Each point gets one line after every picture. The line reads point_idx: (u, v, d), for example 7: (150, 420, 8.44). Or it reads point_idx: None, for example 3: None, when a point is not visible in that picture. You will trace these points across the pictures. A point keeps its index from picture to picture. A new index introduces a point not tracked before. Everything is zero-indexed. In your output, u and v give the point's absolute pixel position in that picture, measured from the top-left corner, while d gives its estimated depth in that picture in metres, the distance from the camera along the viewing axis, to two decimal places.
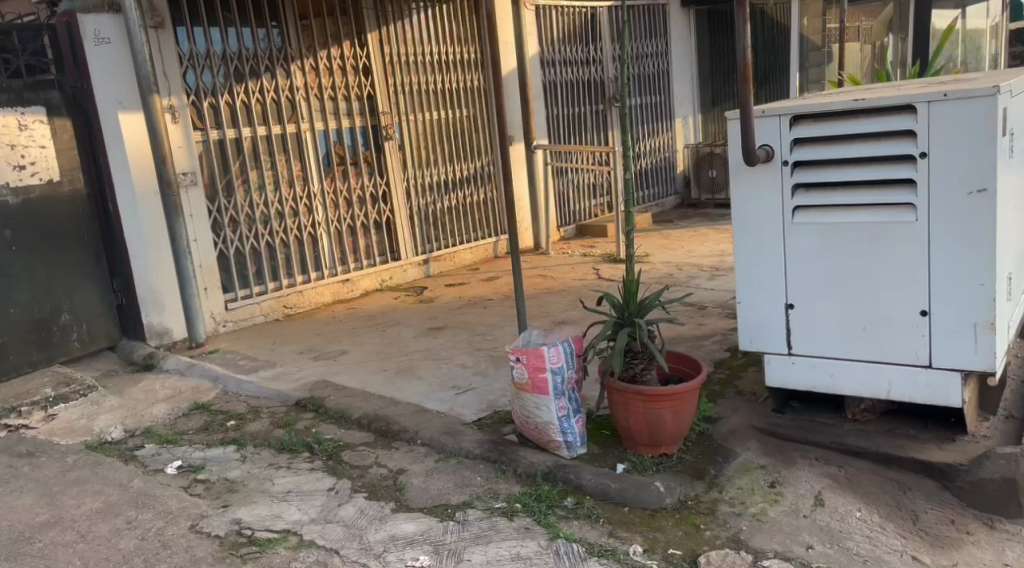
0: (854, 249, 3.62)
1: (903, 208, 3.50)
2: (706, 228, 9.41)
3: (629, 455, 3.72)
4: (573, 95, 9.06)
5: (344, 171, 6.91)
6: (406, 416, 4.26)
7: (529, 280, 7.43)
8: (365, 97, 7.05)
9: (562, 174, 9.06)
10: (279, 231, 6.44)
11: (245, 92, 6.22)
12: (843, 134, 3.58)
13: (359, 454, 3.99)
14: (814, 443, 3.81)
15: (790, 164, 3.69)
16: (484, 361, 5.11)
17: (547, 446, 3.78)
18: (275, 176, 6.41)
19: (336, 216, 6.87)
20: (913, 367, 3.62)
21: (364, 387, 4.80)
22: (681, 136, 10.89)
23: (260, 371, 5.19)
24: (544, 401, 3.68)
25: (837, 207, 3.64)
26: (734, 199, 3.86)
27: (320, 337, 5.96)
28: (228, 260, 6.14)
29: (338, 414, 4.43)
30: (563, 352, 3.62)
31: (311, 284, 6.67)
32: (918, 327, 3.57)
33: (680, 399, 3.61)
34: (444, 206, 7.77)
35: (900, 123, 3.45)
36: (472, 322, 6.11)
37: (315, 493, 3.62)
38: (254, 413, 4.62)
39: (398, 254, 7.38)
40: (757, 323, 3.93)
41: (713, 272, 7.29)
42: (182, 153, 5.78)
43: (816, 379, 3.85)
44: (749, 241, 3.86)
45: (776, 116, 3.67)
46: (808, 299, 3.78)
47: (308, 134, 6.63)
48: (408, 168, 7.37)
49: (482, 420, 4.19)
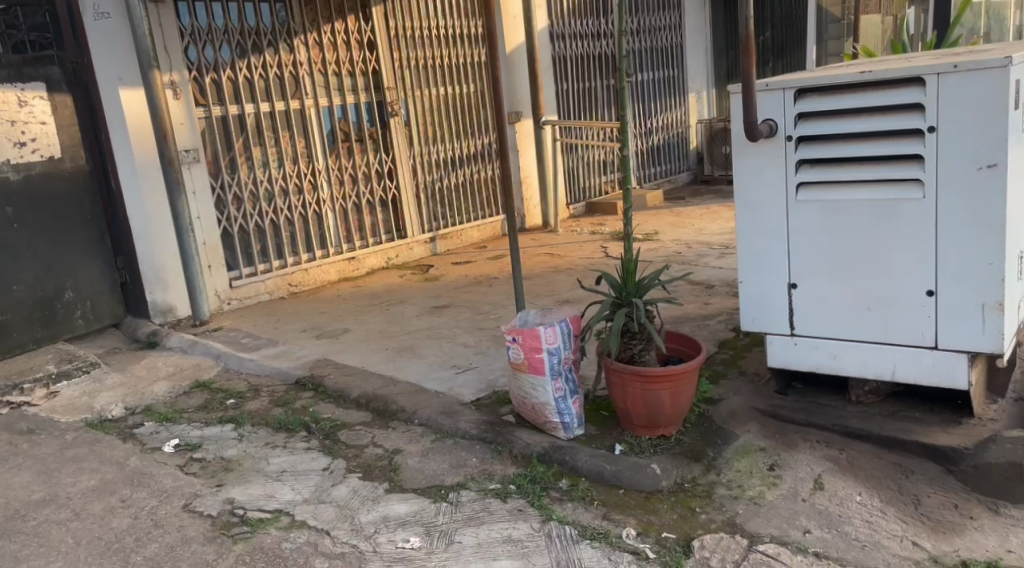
0: (859, 226, 3.53)
1: (910, 185, 3.40)
2: (719, 205, 9.30)
3: (626, 437, 3.69)
4: (583, 70, 8.95)
5: (349, 148, 6.87)
6: (404, 395, 4.23)
7: (536, 258, 7.39)
8: (370, 72, 6.98)
9: (572, 151, 8.97)
10: (283, 208, 6.42)
11: (247, 67, 6.16)
12: (850, 108, 3.47)
13: (356, 434, 3.96)
14: (816, 425, 3.73)
15: (794, 139, 3.60)
16: (486, 341, 5.08)
17: (544, 427, 3.75)
18: (280, 153, 6.37)
19: (341, 193, 6.82)
20: (918, 348, 3.53)
21: (365, 366, 4.78)
22: (695, 112, 10.76)
23: (262, 349, 5.18)
24: (540, 382, 3.65)
25: (843, 183, 3.54)
26: (736, 175, 3.77)
27: (323, 315, 5.94)
28: (232, 237, 6.12)
29: (336, 394, 4.40)
30: (559, 332, 3.59)
31: (316, 262, 6.66)
32: (924, 307, 3.48)
33: (677, 379, 3.56)
34: (451, 183, 7.72)
35: (908, 96, 3.34)
36: (476, 301, 6.08)
37: (309, 473, 3.60)
38: (254, 392, 4.61)
39: (404, 231, 7.34)
40: (759, 302, 3.86)
41: (723, 250, 7.20)
42: (184, 130, 5.73)
43: (820, 360, 3.77)
44: (751, 219, 3.78)
45: (780, 89, 3.57)
46: (811, 278, 3.70)
47: (311, 110, 6.57)
48: (414, 144, 7.31)
49: (480, 400, 4.16)
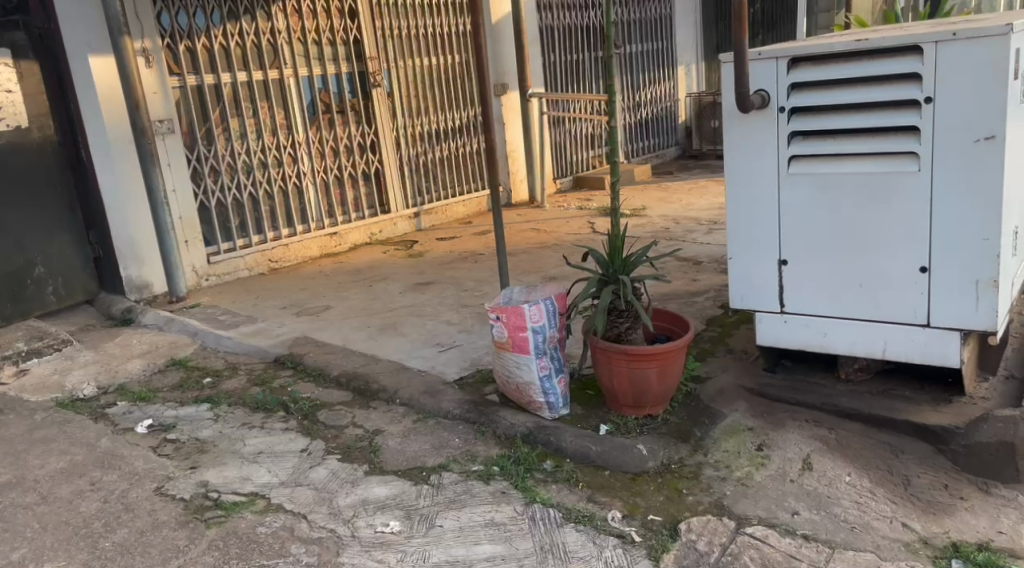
0: (851, 201, 3.44)
1: (904, 158, 3.30)
2: (707, 180, 9.22)
3: (612, 416, 3.61)
4: (570, 41, 8.80)
5: (330, 120, 6.71)
6: (386, 374, 4.13)
7: (522, 233, 7.28)
8: (351, 42, 6.80)
9: (559, 124, 8.84)
10: (262, 181, 6.27)
11: (223, 35, 5.98)
12: (844, 79, 3.37)
13: (336, 414, 3.86)
14: (805, 404, 3.64)
15: (786, 110, 3.49)
16: (471, 318, 4.99)
17: (528, 407, 3.69)
18: (258, 125, 6.23)
19: (323, 166, 6.68)
20: (910, 326, 3.45)
21: (346, 344, 4.67)
22: (684, 85, 10.65)
23: (240, 326, 5.06)
24: (525, 361, 3.58)
25: (836, 156, 3.44)
26: (726, 148, 3.67)
27: (305, 291, 5.83)
28: (209, 212, 5.98)
29: (316, 373, 4.30)
30: (544, 310, 3.53)
31: (297, 237, 6.53)
32: (917, 284, 3.39)
33: (665, 357, 3.49)
34: (436, 156, 7.58)
35: (903, 66, 3.23)
36: (461, 277, 5.98)
37: (286, 455, 3.50)
38: (231, 370, 4.50)
39: (388, 206, 7.22)
40: (748, 279, 3.77)
41: (711, 225, 7.11)
42: (157, 100, 5.56)
43: (810, 338, 3.69)
44: (741, 193, 3.68)
45: (773, 59, 3.46)
46: (802, 254, 3.61)
47: (291, 80, 6.41)
48: (398, 116, 7.16)
49: (463, 379, 4.08)
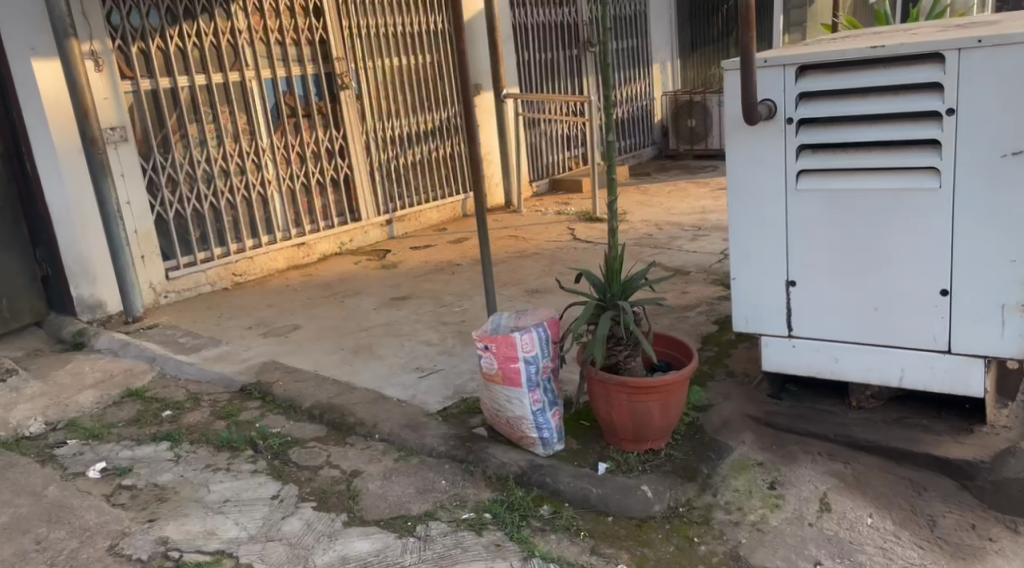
0: (866, 219, 3.20)
1: (924, 173, 3.07)
2: (686, 182, 8.97)
3: (611, 452, 3.34)
4: (544, 39, 8.51)
5: (296, 124, 6.35)
6: (363, 406, 3.82)
7: (499, 241, 6.98)
8: (317, 42, 6.44)
9: (534, 125, 8.55)
10: (224, 191, 5.91)
11: (180, 36, 5.60)
12: (858, 88, 3.12)
13: (309, 452, 3.54)
14: (816, 435, 3.40)
15: (795, 121, 3.24)
16: (451, 338, 4.69)
17: (520, 442, 3.40)
18: (219, 130, 5.86)
19: (289, 173, 6.33)
20: (929, 353, 3.22)
21: (318, 370, 4.34)
22: (659, 84, 10.40)
23: (202, 350, 4.70)
24: (516, 394, 3.29)
25: (848, 171, 3.20)
26: (729, 162, 3.41)
27: (271, 308, 5.47)
28: (167, 224, 5.60)
29: (287, 404, 3.97)
30: (537, 339, 3.25)
31: (263, 249, 6.18)
32: (937, 308, 3.16)
33: (668, 390, 3.22)
34: (408, 161, 7.25)
35: (923, 74, 2.99)
36: (438, 290, 5.66)
37: (255, 503, 3.17)
38: (193, 401, 4.14)
39: (359, 214, 6.88)
40: (753, 301, 3.52)
41: (695, 231, 6.87)
42: (108, 106, 5.18)
43: (820, 364, 3.45)
44: (745, 210, 3.42)
45: (780, 66, 3.20)
46: (811, 275, 3.36)
47: (254, 83, 6.05)
48: (367, 120, 6.82)
49: (447, 410, 3.78)
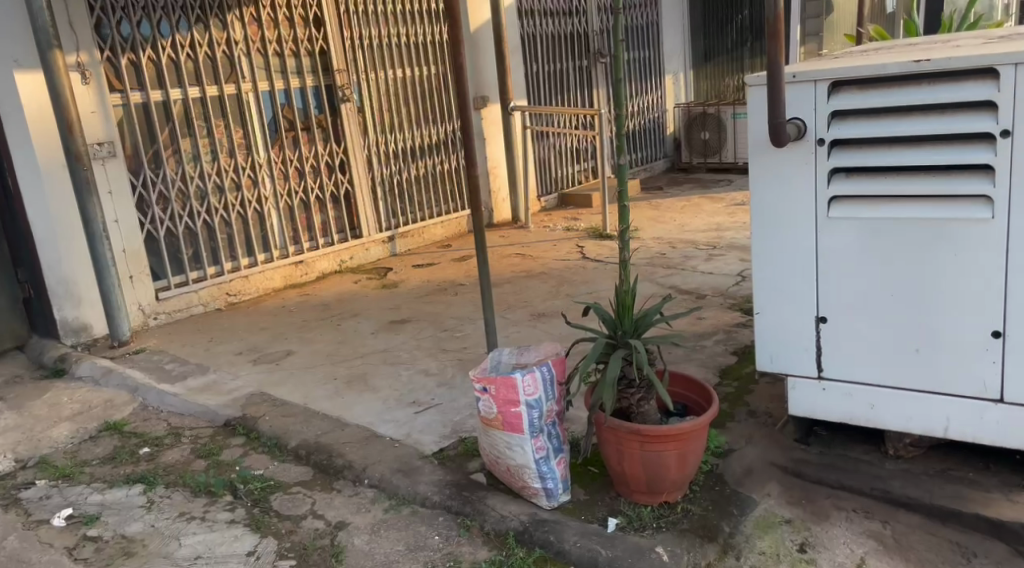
0: (907, 252, 2.90)
1: (975, 202, 2.77)
2: (699, 197, 8.66)
3: (623, 506, 3.05)
4: (553, 50, 8.23)
5: (294, 138, 6.09)
6: (353, 446, 3.53)
7: (505, 260, 6.70)
8: (317, 53, 6.18)
9: (543, 138, 8.27)
10: (218, 208, 5.65)
11: (172, 47, 5.35)
12: (898, 106, 2.84)
13: (292, 500, 3.25)
14: (849, 489, 3.12)
15: (827, 142, 2.95)
16: (451, 368, 4.40)
17: (522, 492, 3.10)
18: (213, 145, 5.60)
19: (286, 188, 6.07)
20: (978, 401, 2.91)
21: (308, 403, 4.06)
22: (672, 95, 10.11)
23: (187, 379, 4.41)
24: (517, 440, 3.00)
25: (888, 198, 2.91)
26: (754, 186, 3.12)
27: (264, 331, 5.20)
28: (158, 243, 5.35)
29: (272, 442, 3.68)
30: (540, 379, 2.95)
31: (258, 268, 5.91)
32: (988, 350, 2.86)
33: (685, 439, 2.92)
34: (411, 176, 6.97)
35: (974, 92, 2.71)
36: (440, 314, 5.38)
37: (229, 561, 2.89)
38: (173, 437, 3.85)
39: (359, 230, 6.61)
40: (779, 339, 3.23)
41: (711, 250, 6.57)
42: (95, 120, 4.92)
43: (853, 410, 3.15)
44: (772, 239, 3.14)
45: (811, 81, 2.92)
46: (844, 312, 3.07)
47: (250, 95, 5.80)
48: (368, 133, 6.55)
49: (444, 451, 3.48)
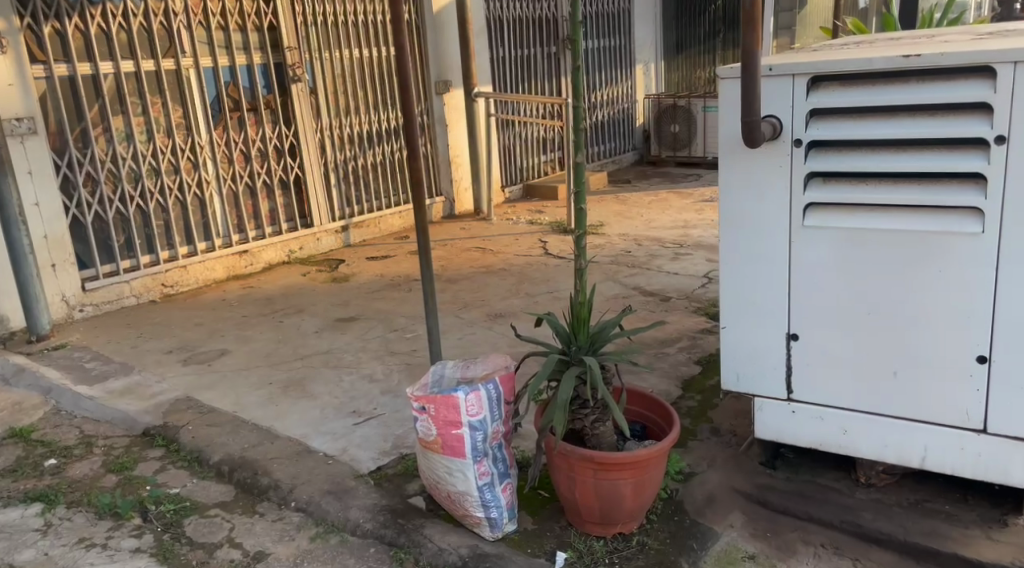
0: (888, 267, 2.64)
1: (964, 214, 2.52)
2: (667, 192, 8.41)
3: (574, 538, 2.77)
4: (520, 34, 7.90)
5: (240, 119, 5.73)
6: (281, 462, 3.22)
7: (464, 253, 6.39)
8: (266, 29, 5.80)
9: (508, 127, 7.95)
10: (153, 192, 5.27)
11: (103, 16, 4.94)
12: (882, 106, 2.58)
13: (207, 525, 2.94)
14: (818, 521, 2.87)
15: (804, 144, 2.68)
16: (397, 373, 4.09)
17: (463, 521, 2.80)
18: (148, 124, 5.22)
19: (230, 173, 5.70)
20: (959, 431, 2.67)
21: (238, 410, 3.73)
22: (642, 86, 9.83)
23: (108, 380, 4.05)
24: (458, 466, 2.70)
25: (868, 208, 2.65)
26: (724, 190, 2.85)
27: (200, 327, 4.85)
28: (85, 228, 4.96)
29: (192, 456, 3.35)
30: (485, 399, 2.66)
31: (198, 257, 5.54)
32: (971, 377, 2.62)
33: (643, 467, 2.64)
34: (367, 162, 6.61)
35: (966, 92, 2.45)
36: (390, 311, 5.06)
37: None
38: (85, 446, 3.51)
39: (310, 219, 6.25)
40: (747, 356, 2.97)
41: (678, 249, 6.32)
42: (14, 93, 4.51)
43: (824, 436, 2.90)
44: (742, 248, 2.87)
45: (789, 76, 2.65)
46: (817, 329, 2.81)
47: (191, 70, 5.41)
48: (321, 115, 6.18)
49: (381, 470, 3.18)
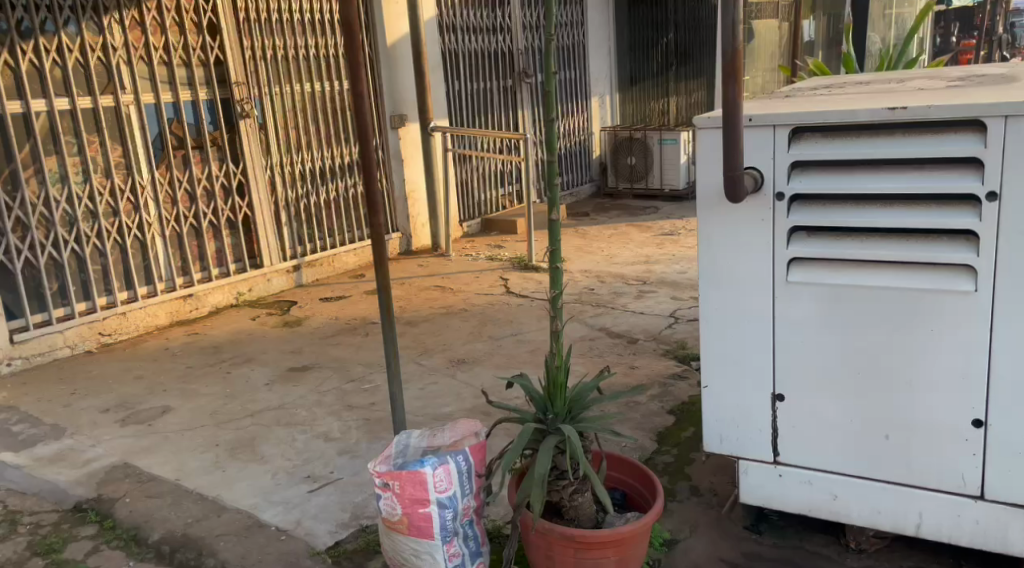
0: (878, 325, 2.49)
1: (956, 273, 2.38)
2: (627, 225, 8.28)
3: None
4: (476, 67, 7.74)
5: (183, 158, 5.44)
6: (228, 540, 2.94)
7: (422, 293, 6.15)
8: (211, 63, 5.54)
9: (464, 161, 7.76)
10: (88, 236, 4.95)
11: (34, 51, 4.64)
12: (868, 159, 2.44)
13: None
14: None
15: (786, 197, 2.53)
16: (354, 430, 3.83)
17: None
18: (84, 163, 4.92)
19: (173, 213, 5.40)
20: (955, 497, 2.52)
21: (181, 477, 3.43)
22: (598, 118, 9.73)
23: (37, 445, 3.73)
24: (426, 548, 2.46)
25: (856, 263, 2.50)
26: (703, 243, 2.68)
27: (139, 380, 4.53)
28: (13, 276, 4.63)
29: (129, 534, 3.05)
30: (455, 473, 2.45)
31: (139, 303, 5.22)
32: (967, 441, 2.47)
33: (627, 544, 2.44)
34: (320, 199, 6.35)
35: (955, 146, 2.33)
36: (345, 359, 4.80)
37: None
38: (8, 524, 3.19)
39: (259, 259, 5.96)
40: (729, 417, 2.79)
41: (641, 286, 6.17)
42: None
43: (814, 501, 2.72)
44: (722, 304, 2.70)
45: (770, 127, 2.51)
46: (804, 390, 2.64)
47: (131, 107, 5.12)
48: (270, 153, 5.92)
49: (339, 545, 2.92)
